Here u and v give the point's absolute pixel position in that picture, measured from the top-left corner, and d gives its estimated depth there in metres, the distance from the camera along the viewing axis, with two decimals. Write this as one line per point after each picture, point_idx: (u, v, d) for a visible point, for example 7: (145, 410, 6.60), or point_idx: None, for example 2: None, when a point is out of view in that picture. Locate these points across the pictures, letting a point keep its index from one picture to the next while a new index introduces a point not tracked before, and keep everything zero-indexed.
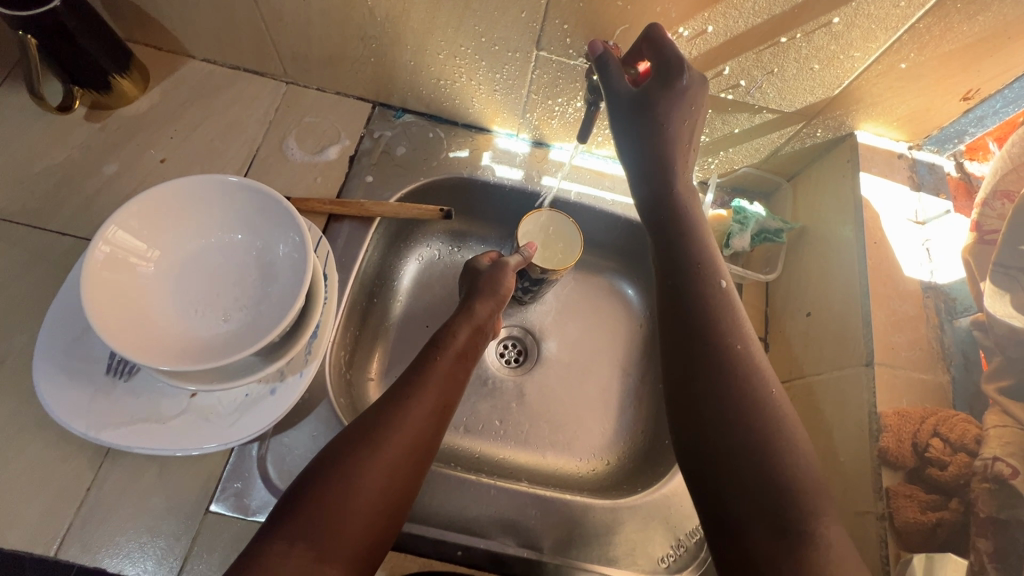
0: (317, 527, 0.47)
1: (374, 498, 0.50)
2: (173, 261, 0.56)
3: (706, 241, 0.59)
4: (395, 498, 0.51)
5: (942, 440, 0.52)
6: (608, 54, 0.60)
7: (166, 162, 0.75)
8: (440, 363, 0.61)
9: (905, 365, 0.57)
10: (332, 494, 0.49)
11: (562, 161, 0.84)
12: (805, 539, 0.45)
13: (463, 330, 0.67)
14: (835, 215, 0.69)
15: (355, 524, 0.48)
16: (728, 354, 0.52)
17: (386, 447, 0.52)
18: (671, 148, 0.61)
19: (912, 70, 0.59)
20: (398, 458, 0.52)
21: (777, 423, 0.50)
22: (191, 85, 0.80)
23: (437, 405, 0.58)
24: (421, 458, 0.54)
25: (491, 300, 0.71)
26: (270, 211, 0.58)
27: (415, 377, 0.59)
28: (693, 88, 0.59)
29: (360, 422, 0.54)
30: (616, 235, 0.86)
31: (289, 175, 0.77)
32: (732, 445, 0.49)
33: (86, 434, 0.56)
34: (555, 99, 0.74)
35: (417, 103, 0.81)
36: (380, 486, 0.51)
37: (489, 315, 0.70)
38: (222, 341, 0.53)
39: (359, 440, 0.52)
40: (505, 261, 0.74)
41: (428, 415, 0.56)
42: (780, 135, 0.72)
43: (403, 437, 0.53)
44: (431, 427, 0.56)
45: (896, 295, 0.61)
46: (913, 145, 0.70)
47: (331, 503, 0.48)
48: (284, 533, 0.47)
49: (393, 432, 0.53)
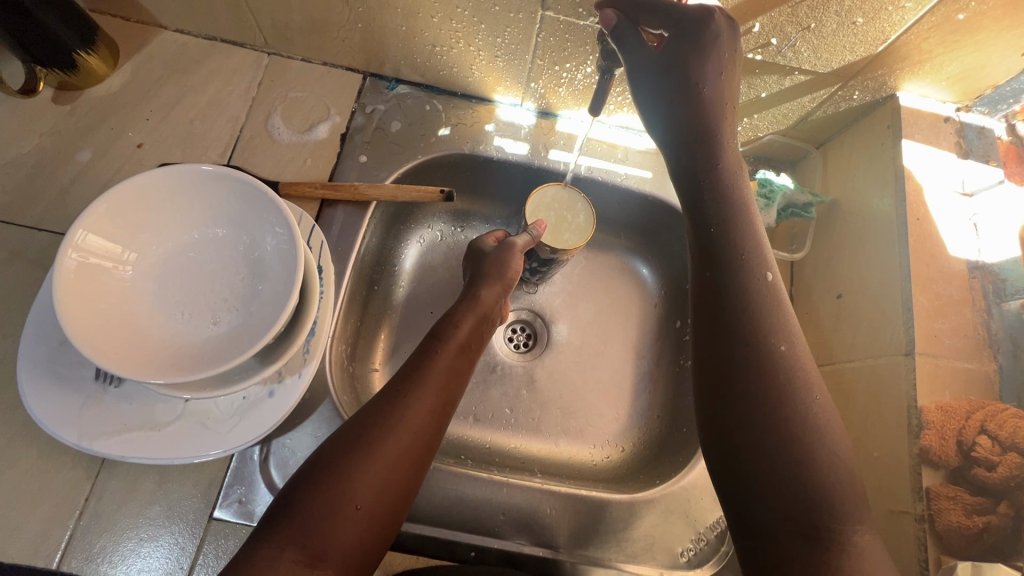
0: (308, 532, 0.44)
1: (369, 502, 0.47)
2: (153, 262, 0.51)
3: (751, 219, 0.54)
4: (391, 501, 0.48)
5: (990, 438, 0.49)
6: (625, 23, 0.54)
7: (144, 147, 0.70)
8: (442, 357, 0.57)
9: (949, 354, 0.54)
10: (325, 497, 0.46)
11: (571, 131, 0.78)
12: (839, 544, 0.42)
13: (467, 320, 0.62)
14: (873, 188, 0.64)
15: (348, 530, 0.46)
16: (762, 349, 0.48)
17: (381, 446, 0.49)
18: (709, 112, 0.55)
19: (971, 22, 0.52)
20: (394, 458, 0.49)
21: (816, 427, 0.46)
22: (164, 59, 0.73)
23: (438, 402, 0.54)
24: (421, 458, 0.51)
25: (496, 286, 0.66)
26: (254, 203, 0.53)
27: (414, 371, 0.55)
28: (724, 39, 0.53)
29: (355, 422, 0.51)
30: (630, 212, 0.81)
31: (277, 157, 0.71)
32: (765, 448, 0.45)
33: (79, 445, 0.53)
34: (563, 64, 0.67)
35: (411, 72, 0.74)
36: (375, 489, 0.47)
37: (493, 301, 0.66)
38: (214, 346, 0.50)
39: (355, 439, 0.49)
40: (512, 242, 0.69)
41: (428, 413, 0.53)
42: (812, 99, 0.65)
43: (399, 436, 0.50)
44: (431, 427, 0.53)
45: (940, 277, 0.57)
46: (961, 107, 0.64)
47: (324, 506, 0.45)
48: (273, 537, 0.44)
49: (390, 430, 0.50)
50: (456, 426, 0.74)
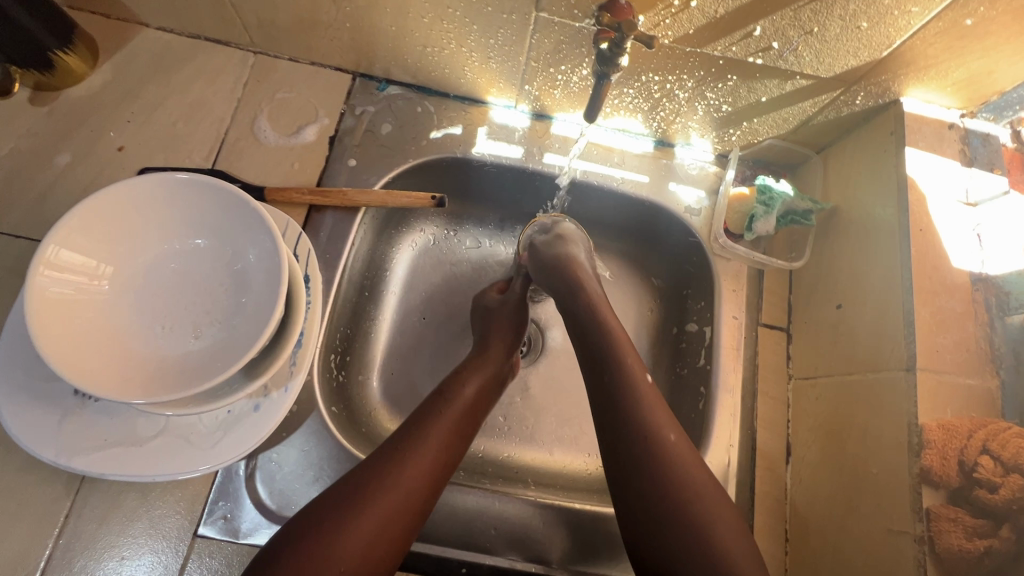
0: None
1: (349, 569, 0.45)
2: (131, 275, 0.50)
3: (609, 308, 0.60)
4: (385, 559, 0.47)
5: (993, 458, 0.48)
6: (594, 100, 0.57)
7: (125, 150, 0.67)
8: (448, 413, 0.56)
9: (951, 370, 0.53)
10: (315, 555, 0.44)
11: (567, 135, 0.75)
12: None
13: (473, 380, 0.61)
14: (875, 196, 0.62)
15: None
16: (645, 433, 0.51)
17: (380, 505, 0.47)
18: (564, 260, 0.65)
19: (978, 28, 0.50)
20: (392, 518, 0.48)
21: (705, 500, 0.49)
22: (146, 58, 0.70)
23: (443, 460, 0.53)
24: (419, 516, 0.50)
25: (503, 341, 0.66)
26: (236, 214, 0.51)
27: (418, 425, 0.54)
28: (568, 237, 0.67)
29: (348, 479, 0.49)
30: (628, 215, 0.77)
31: (263, 161, 0.69)
32: (665, 522, 0.47)
33: (57, 461, 0.52)
34: (558, 67, 0.65)
35: (402, 73, 0.72)
36: (359, 554, 0.45)
37: (503, 357, 0.65)
38: (195, 364, 0.49)
39: (352, 495, 0.48)
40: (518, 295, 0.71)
41: (431, 470, 0.51)
42: (813, 104, 0.64)
43: (399, 494, 0.49)
44: (426, 493, 0.50)
45: (943, 290, 0.55)
46: (966, 113, 0.62)
47: (313, 566, 0.44)
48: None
49: (389, 487, 0.48)
50: None
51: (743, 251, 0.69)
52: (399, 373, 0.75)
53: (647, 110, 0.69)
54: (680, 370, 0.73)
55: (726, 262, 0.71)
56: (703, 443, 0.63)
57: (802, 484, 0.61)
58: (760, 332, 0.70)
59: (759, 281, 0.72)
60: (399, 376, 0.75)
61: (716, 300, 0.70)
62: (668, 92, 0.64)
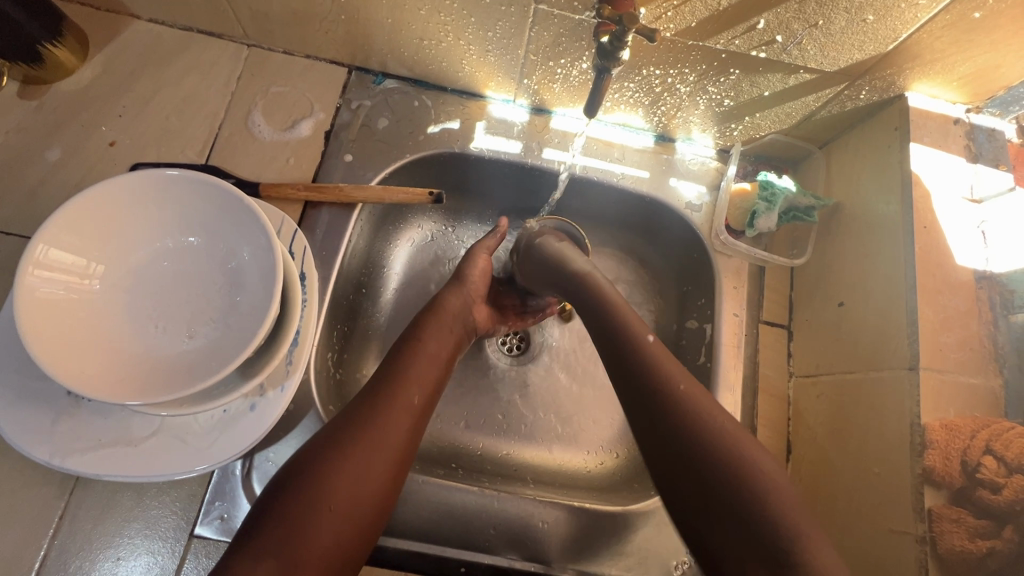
0: (285, 539, 0.42)
1: (344, 503, 0.45)
2: (123, 274, 0.49)
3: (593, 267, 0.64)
4: (368, 504, 0.47)
5: (996, 458, 0.48)
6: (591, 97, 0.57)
7: (117, 145, 0.66)
8: (415, 359, 0.57)
9: (954, 370, 0.52)
10: (301, 502, 0.44)
11: (566, 129, 0.74)
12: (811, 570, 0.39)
13: (433, 328, 0.62)
14: (879, 192, 0.62)
15: (323, 532, 0.43)
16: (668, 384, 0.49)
17: (360, 447, 0.48)
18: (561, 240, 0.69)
19: (986, 21, 0.49)
20: (373, 458, 0.48)
21: (737, 442, 0.45)
22: (137, 51, 0.69)
23: (416, 402, 0.54)
24: (398, 461, 0.50)
25: (463, 291, 0.68)
26: (229, 210, 0.50)
27: (388, 374, 0.55)
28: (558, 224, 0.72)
29: (333, 422, 0.50)
30: (628, 212, 0.76)
31: (258, 156, 0.68)
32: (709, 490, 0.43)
33: (51, 462, 0.51)
34: (558, 60, 0.64)
35: (399, 66, 0.71)
36: (351, 488, 0.46)
37: (461, 304, 0.67)
38: (189, 364, 0.48)
39: (330, 440, 0.48)
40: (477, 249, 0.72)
41: (406, 412, 0.52)
42: (817, 98, 0.63)
43: (377, 436, 0.49)
44: (406, 431, 0.51)
45: (947, 288, 0.55)
46: (971, 108, 0.61)
47: (300, 511, 0.43)
48: (247, 550, 0.41)
49: (366, 430, 0.49)
50: (447, 433, 0.72)
51: (744, 247, 0.69)
52: None
53: (648, 105, 0.68)
54: None
55: (727, 259, 0.71)
56: None
57: (803, 483, 0.61)
58: (761, 329, 0.69)
59: (760, 277, 0.71)
60: None
61: (717, 297, 0.69)
62: (669, 86, 0.63)
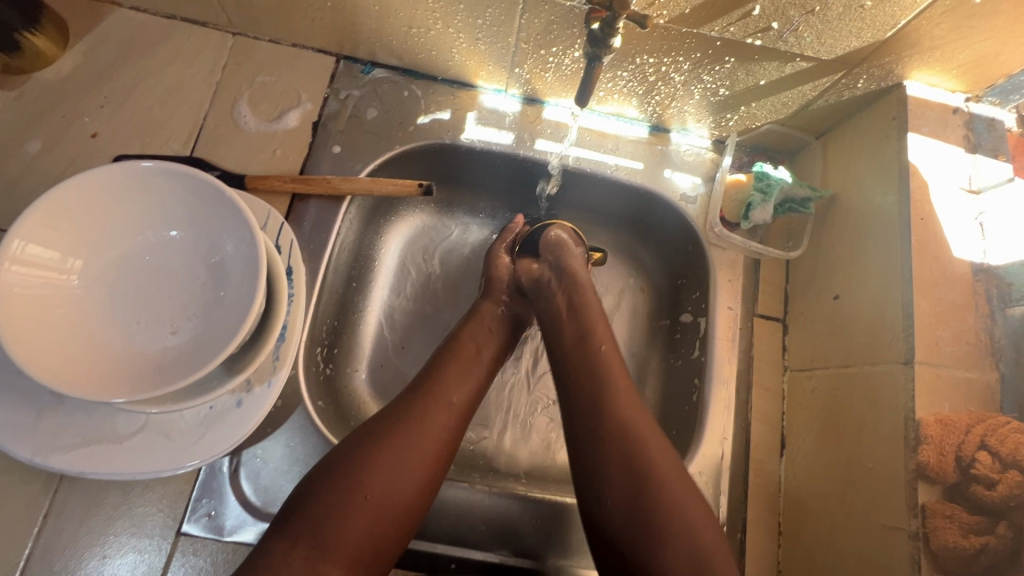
0: (318, 525, 0.44)
1: (383, 496, 0.46)
2: (104, 269, 0.48)
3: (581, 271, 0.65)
4: (409, 501, 0.48)
5: (990, 454, 0.47)
6: (586, 86, 0.55)
7: (99, 137, 0.65)
8: (454, 359, 0.58)
9: (950, 363, 0.51)
10: (335, 490, 0.45)
11: (558, 120, 0.72)
12: None
13: (470, 331, 0.63)
14: (876, 183, 0.61)
15: (360, 522, 0.45)
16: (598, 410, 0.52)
17: (395, 440, 0.49)
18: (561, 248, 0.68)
19: (987, 7, 0.48)
20: (409, 452, 0.49)
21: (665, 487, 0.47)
22: (119, 39, 0.67)
23: (455, 400, 0.54)
24: (441, 459, 0.51)
25: (497, 292, 0.67)
26: (212, 202, 0.49)
27: (431, 374, 0.56)
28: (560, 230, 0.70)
29: (376, 418, 0.51)
30: (622, 205, 0.75)
31: (244, 147, 0.67)
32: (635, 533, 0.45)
33: (33, 460, 0.50)
34: (549, 48, 0.62)
35: (387, 55, 0.69)
36: (391, 482, 0.47)
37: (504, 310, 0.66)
38: (172, 360, 0.47)
39: (366, 435, 0.49)
40: (495, 251, 0.71)
41: (444, 409, 0.53)
42: (813, 87, 0.61)
43: (414, 430, 0.50)
44: (449, 429, 0.52)
45: (944, 281, 0.54)
46: (970, 97, 0.60)
47: (333, 499, 0.45)
48: (286, 533, 0.44)
49: (402, 424, 0.50)
50: None
51: (739, 240, 0.68)
52: (389, 365, 0.74)
53: (641, 95, 0.66)
54: (674, 361, 0.72)
55: (722, 251, 0.70)
56: (697, 436, 0.62)
57: (796, 477, 0.61)
58: (755, 322, 0.68)
59: (755, 270, 0.70)
60: (389, 367, 0.74)
61: (712, 289, 0.68)
62: (663, 75, 0.62)
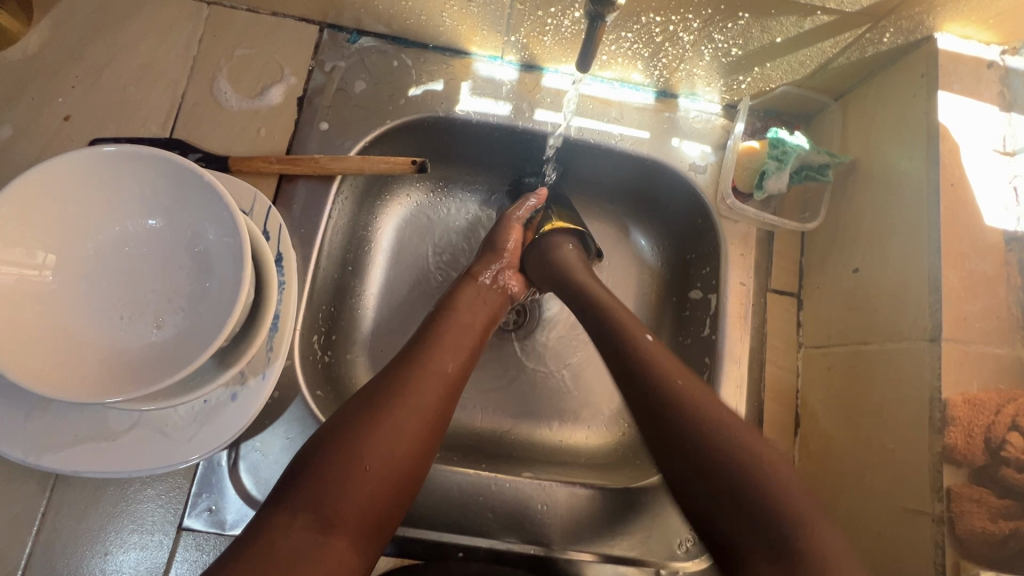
0: (318, 499, 0.42)
1: (379, 466, 0.44)
2: (80, 262, 0.45)
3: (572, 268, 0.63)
4: (405, 471, 0.46)
5: (1021, 434, 0.45)
6: (586, 57, 0.52)
7: (72, 120, 0.61)
8: (449, 328, 0.56)
9: (979, 340, 0.49)
10: (332, 461, 0.43)
11: (560, 87, 0.68)
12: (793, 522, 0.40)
13: (467, 296, 0.61)
14: (901, 147, 0.57)
15: (361, 493, 0.43)
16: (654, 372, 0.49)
17: (394, 412, 0.47)
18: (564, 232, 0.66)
19: None
20: (405, 423, 0.47)
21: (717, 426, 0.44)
22: (84, 12, 0.62)
23: (449, 369, 0.52)
24: (434, 427, 0.49)
25: (495, 262, 0.65)
26: (191, 188, 0.46)
27: (422, 342, 0.54)
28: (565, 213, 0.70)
29: (368, 388, 0.49)
30: (627, 178, 0.71)
31: (226, 127, 0.63)
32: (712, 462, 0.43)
33: (25, 460, 0.48)
34: (548, 8, 0.57)
35: (374, 21, 0.65)
36: (387, 451, 0.45)
37: (492, 277, 0.64)
38: (157, 356, 0.45)
39: (360, 406, 0.47)
40: (508, 216, 0.68)
41: (438, 379, 0.51)
42: (834, 44, 0.56)
43: (409, 401, 0.48)
44: (443, 397, 0.50)
45: (974, 252, 0.51)
46: (1006, 49, 0.55)
47: (333, 470, 0.43)
48: (285, 504, 0.42)
49: (394, 394, 0.48)
50: None
51: (752, 212, 0.64)
52: (388, 350, 0.71)
53: (647, 57, 0.62)
54: (683, 339, 0.69)
55: (734, 224, 0.66)
56: None
57: (811, 456, 0.59)
58: (769, 298, 0.65)
59: (768, 244, 0.67)
60: (388, 351, 0.71)
61: (723, 264, 0.65)
62: (671, 34, 0.57)
